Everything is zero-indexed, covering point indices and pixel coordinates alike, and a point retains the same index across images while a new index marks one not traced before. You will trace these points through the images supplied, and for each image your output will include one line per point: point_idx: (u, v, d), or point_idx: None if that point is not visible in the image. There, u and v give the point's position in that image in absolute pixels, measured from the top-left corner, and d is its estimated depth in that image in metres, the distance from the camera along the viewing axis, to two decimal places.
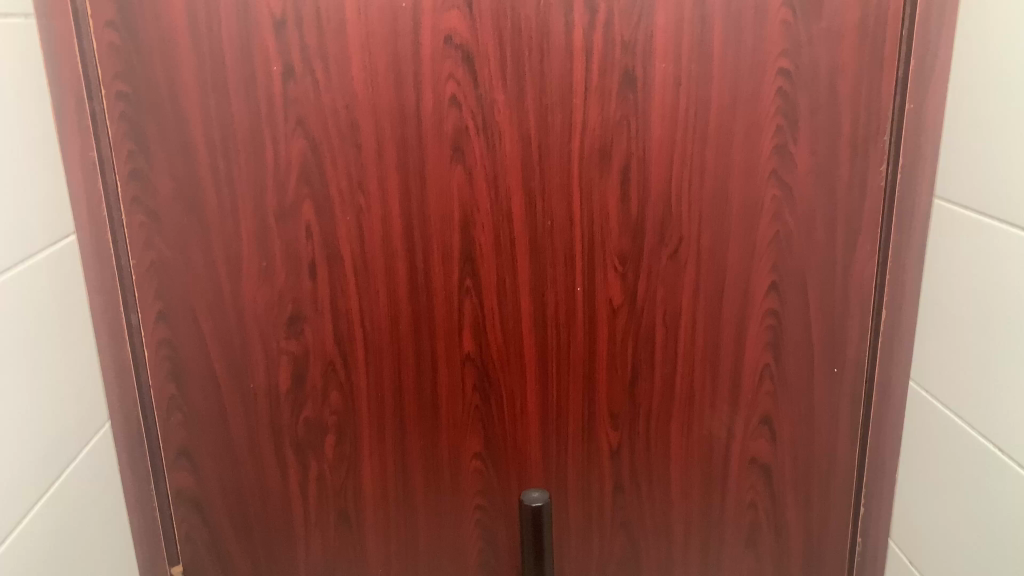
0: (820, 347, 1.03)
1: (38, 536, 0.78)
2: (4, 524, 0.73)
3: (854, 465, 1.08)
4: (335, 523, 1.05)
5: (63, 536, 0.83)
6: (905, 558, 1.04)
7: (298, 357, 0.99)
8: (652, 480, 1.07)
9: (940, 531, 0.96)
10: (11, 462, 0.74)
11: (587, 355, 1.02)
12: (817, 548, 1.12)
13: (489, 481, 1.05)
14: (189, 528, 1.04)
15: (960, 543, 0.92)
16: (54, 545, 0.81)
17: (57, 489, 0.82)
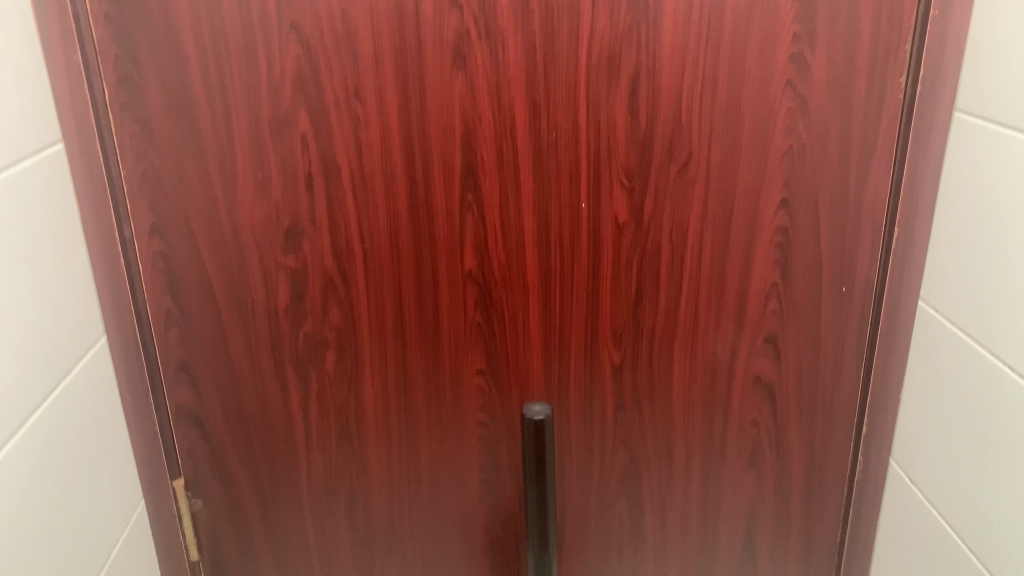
0: (829, 265, 1.01)
1: (42, 437, 0.79)
2: (8, 424, 0.73)
3: (859, 387, 1.07)
4: (336, 442, 1.05)
5: (66, 441, 0.84)
6: (907, 477, 1.04)
7: (297, 273, 0.97)
8: (654, 400, 1.06)
9: (942, 449, 0.96)
10: (14, 363, 0.75)
11: (591, 274, 0.99)
12: (818, 467, 1.12)
13: (491, 399, 1.05)
14: (190, 444, 1.04)
15: (961, 460, 0.92)
16: (57, 447, 0.82)
17: (59, 392, 0.83)
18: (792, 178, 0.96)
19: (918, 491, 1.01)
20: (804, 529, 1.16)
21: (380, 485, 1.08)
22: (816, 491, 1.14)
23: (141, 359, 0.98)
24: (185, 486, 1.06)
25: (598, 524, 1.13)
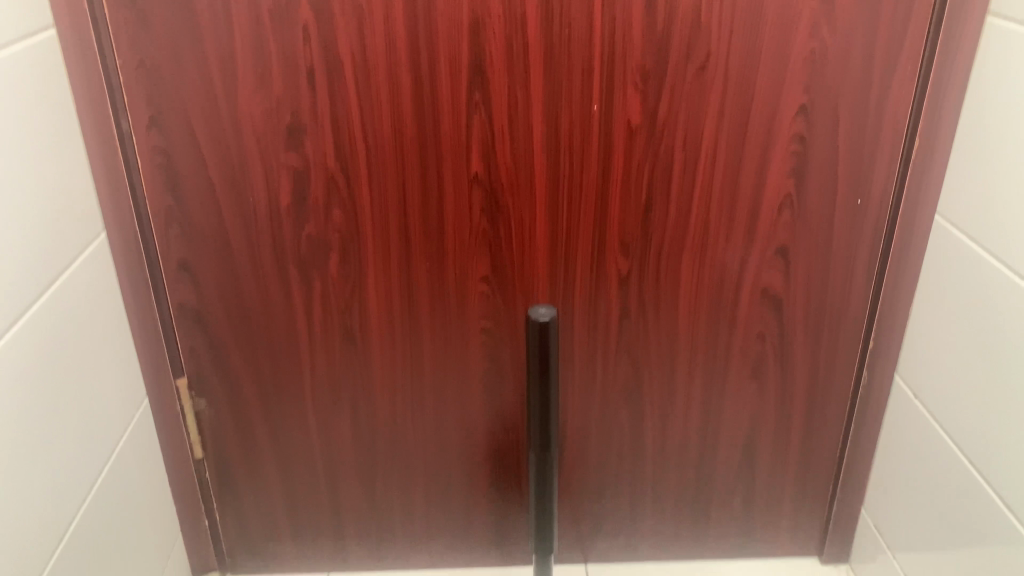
0: (845, 176, 0.98)
1: (42, 330, 0.79)
2: (8, 316, 0.73)
3: (868, 300, 1.06)
4: (340, 345, 1.05)
5: (65, 334, 0.84)
6: (917, 401, 1.04)
7: (299, 171, 0.94)
8: (660, 310, 1.05)
9: (952, 364, 0.95)
10: (15, 254, 0.74)
11: (600, 179, 0.97)
12: (822, 381, 1.12)
13: (495, 306, 1.03)
14: (193, 343, 1.04)
15: (970, 374, 0.92)
16: (57, 340, 0.82)
17: (58, 287, 0.82)
18: (813, 83, 0.93)
19: (929, 415, 1.01)
20: (804, 441, 1.17)
21: (383, 390, 1.08)
22: (819, 404, 1.14)
23: (141, 256, 0.97)
24: (188, 384, 1.07)
25: (599, 433, 1.14)
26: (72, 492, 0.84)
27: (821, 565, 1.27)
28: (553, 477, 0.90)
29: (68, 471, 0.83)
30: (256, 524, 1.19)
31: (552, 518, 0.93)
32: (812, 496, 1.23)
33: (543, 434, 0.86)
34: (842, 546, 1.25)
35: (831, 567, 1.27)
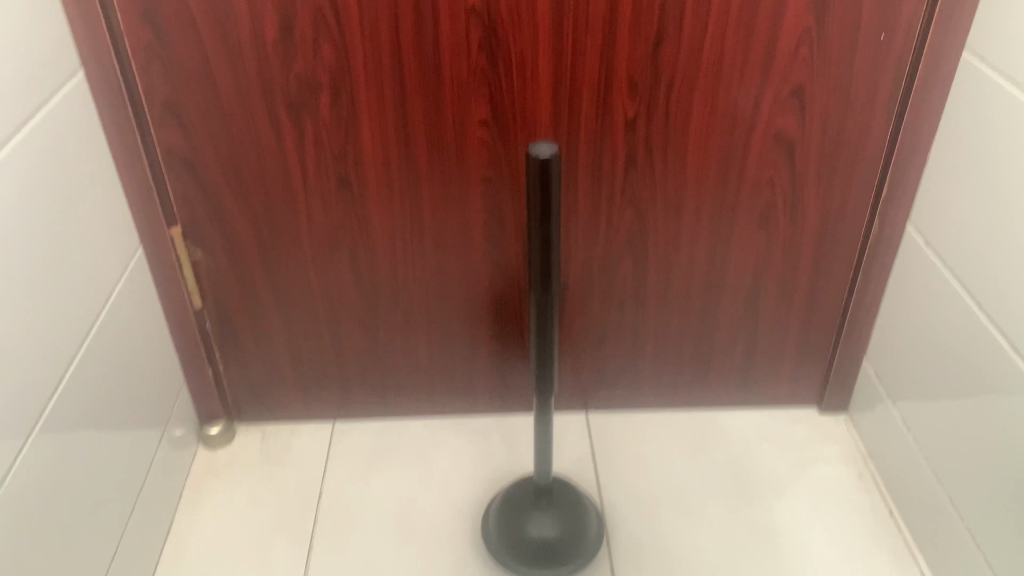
0: (871, 9, 0.91)
1: (28, 161, 0.78)
2: None
3: (886, 143, 1.01)
4: (336, 193, 1.01)
5: (51, 170, 0.82)
6: (933, 254, 1.02)
7: (284, 4, 0.87)
8: (668, 155, 1.01)
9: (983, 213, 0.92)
10: None
11: (608, 11, 0.89)
12: (832, 229, 1.09)
13: (496, 152, 0.98)
14: (185, 189, 1.00)
15: (999, 222, 0.89)
16: (45, 173, 0.81)
17: (43, 118, 0.80)
18: None
19: (945, 269, 1.00)
20: (809, 291, 1.16)
21: (382, 239, 1.06)
22: (827, 253, 1.12)
23: (124, 98, 0.92)
24: (183, 234, 1.04)
25: (602, 282, 1.12)
26: (67, 336, 0.84)
27: (820, 414, 1.29)
28: (554, 323, 0.89)
29: (60, 317, 0.83)
30: (260, 374, 1.20)
31: (554, 365, 0.93)
32: (815, 348, 1.23)
33: (544, 279, 0.84)
34: (843, 395, 1.26)
35: (829, 415, 1.29)
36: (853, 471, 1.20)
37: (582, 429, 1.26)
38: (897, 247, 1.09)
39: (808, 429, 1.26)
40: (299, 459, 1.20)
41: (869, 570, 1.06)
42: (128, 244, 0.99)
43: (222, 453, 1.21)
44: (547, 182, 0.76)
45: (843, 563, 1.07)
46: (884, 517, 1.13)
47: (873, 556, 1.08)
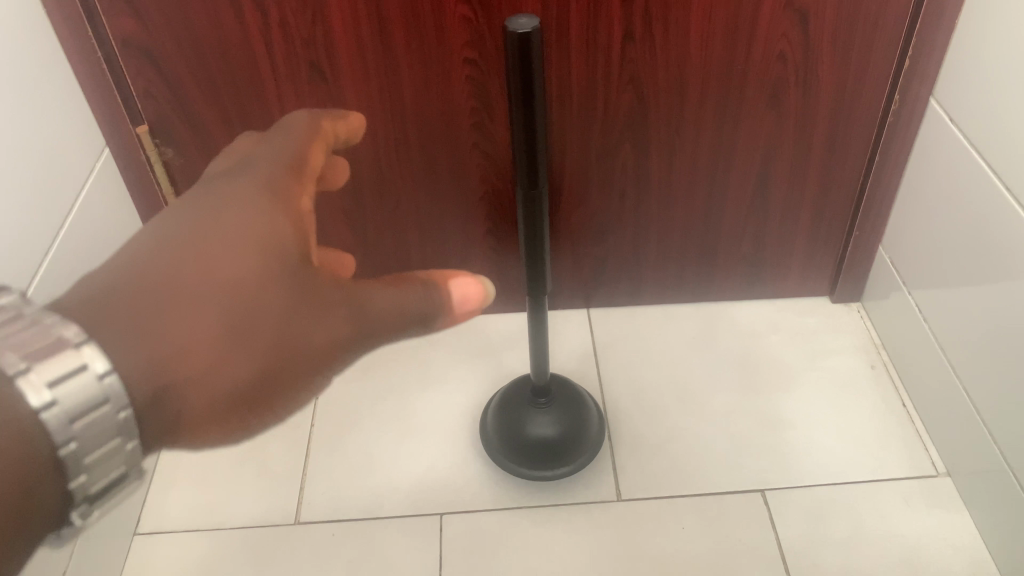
0: None
1: None
2: None
3: (911, 9, 0.92)
4: (309, 80, 0.94)
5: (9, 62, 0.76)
6: (958, 131, 0.94)
7: None
8: (669, 28, 0.92)
9: (1012, 87, 0.83)
10: None
11: None
12: (849, 107, 1.01)
13: (479, 31, 0.90)
14: (147, 84, 0.93)
15: None
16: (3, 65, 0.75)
17: None
18: None
19: (971, 147, 0.92)
20: (823, 174, 1.08)
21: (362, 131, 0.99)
22: (841, 133, 1.04)
23: None
24: (150, 131, 0.98)
25: (600, 172, 1.06)
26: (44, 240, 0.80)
27: (832, 304, 1.24)
28: (545, 220, 0.83)
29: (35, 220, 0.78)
30: None
31: (546, 262, 0.88)
32: (828, 236, 1.16)
33: (530, 171, 0.78)
34: (856, 283, 1.21)
35: (841, 304, 1.24)
36: (866, 361, 1.16)
37: (583, 324, 1.22)
38: (919, 123, 1.01)
39: (820, 319, 1.22)
40: None
41: (878, 461, 1.04)
42: (92, 143, 0.93)
43: None
44: (529, 61, 0.69)
45: (850, 454, 1.04)
46: (897, 408, 1.10)
47: (884, 448, 1.05)
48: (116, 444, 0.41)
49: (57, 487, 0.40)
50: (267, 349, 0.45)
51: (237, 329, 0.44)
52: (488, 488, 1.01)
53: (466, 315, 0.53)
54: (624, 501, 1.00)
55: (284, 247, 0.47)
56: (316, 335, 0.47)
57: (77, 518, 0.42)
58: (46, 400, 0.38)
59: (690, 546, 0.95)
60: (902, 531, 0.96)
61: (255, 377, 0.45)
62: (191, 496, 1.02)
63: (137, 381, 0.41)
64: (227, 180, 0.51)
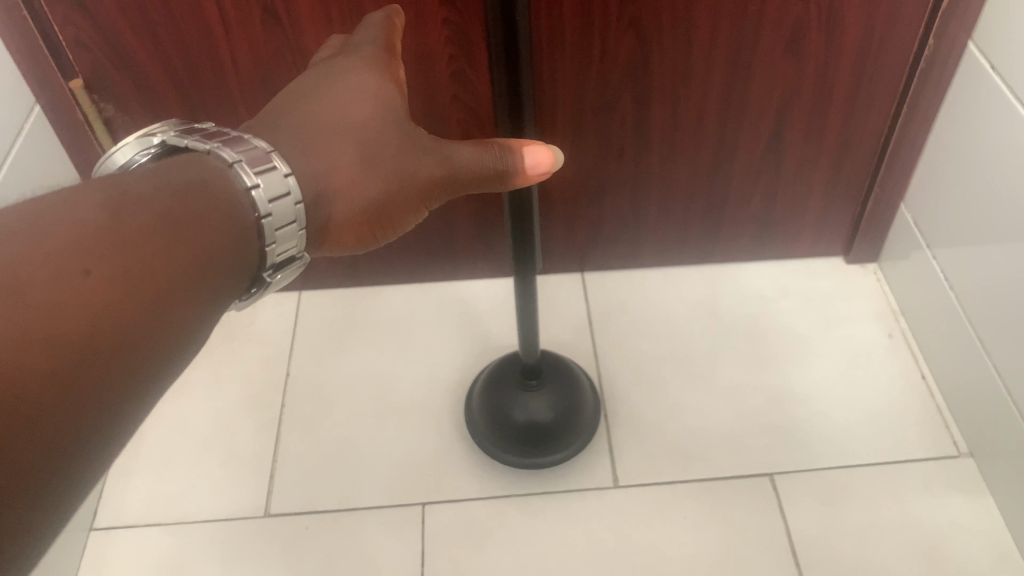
0: None
1: None
2: None
3: None
4: (263, 26, 0.82)
5: None
6: (999, 79, 0.83)
7: None
8: None
9: None
10: None
11: None
12: (877, 52, 0.89)
13: None
14: (77, 32, 0.81)
15: None
16: None
17: None
18: None
19: (1014, 99, 0.81)
20: (843, 126, 0.98)
21: None
22: (867, 82, 0.92)
23: None
24: (87, 86, 0.86)
25: (597, 125, 0.95)
26: None
27: (846, 265, 1.15)
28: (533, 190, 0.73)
29: None
30: None
31: (535, 238, 0.78)
32: (845, 194, 1.06)
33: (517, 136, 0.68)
34: (873, 244, 1.12)
35: (857, 265, 1.15)
36: (883, 329, 1.07)
37: (577, 290, 1.13)
38: (953, 70, 0.90)
39: (833, 282, 1.13)
40: (264, 333, 1.09)
41: (895, 439, 0.96)
42: (16, 101, 0.82)
43: None
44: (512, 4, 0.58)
45: (865, 431, 0.97)
46: (915, 380, 1.02)
47: (901, 425, 0.97)
48: (293, 228, 0.49)
49: (257, 249, 0.47)
50: (389, 172, 0.54)
51: (364, 158, 0.53)
52: (474, 473, 0.94)
53: (537, 176, 0.57)
54: (621, 488, 0.92)
55: (398, 101, 0.56)
56: (420, 171, 0.55)
57: (270, 280, 0.50)
58: (250, 182, 0.46)
59: (692, 539, 0.88)
60: (922, 519, 0.89)
61: (378, 197, 0.54)
62: (152, 486, 0.94)
63: (305, 185, 0.51)
64: (338, 56, 0.59)
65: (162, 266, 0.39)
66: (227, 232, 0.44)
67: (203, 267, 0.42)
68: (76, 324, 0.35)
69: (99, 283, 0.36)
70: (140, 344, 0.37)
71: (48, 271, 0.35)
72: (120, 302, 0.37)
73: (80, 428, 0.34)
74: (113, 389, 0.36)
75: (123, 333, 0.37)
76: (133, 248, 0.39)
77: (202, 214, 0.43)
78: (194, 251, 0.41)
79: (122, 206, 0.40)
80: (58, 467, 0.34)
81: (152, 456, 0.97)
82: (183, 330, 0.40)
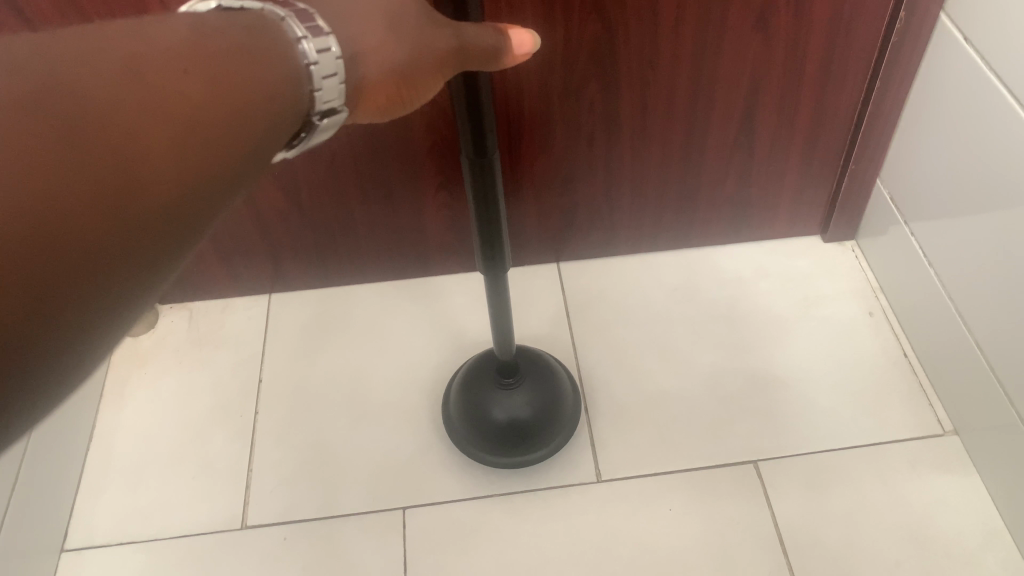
0: None
1: None
2: None
3: None
4: None
5: None
6: (972, 51, 0.82)
7: None
8: None
9: None
10: None
11: None
12: (847, 27, 0.87)
13: None
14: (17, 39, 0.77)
15: None
16: None
17: None
18: None
19: (988, 71, 0.80)
20: (816, 103, 0.96)
21: None
22: (838, 58, 0.90)
23: None
24: None
25: (565, 112, 0.92)
26: None
27: (825, 243, 1.13)
28: (498, 188, 0.70)
29: None
30: None
31: (504, 241, 0.76)
32: (820, 172, 1.05)
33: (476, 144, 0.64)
34: (851, 221, 1.10)
35: (835, 244, 1.13)
36: (862, 307, 1.06)
37: (553, 281, 1.11)
38: (925, 41, 0.88)
39: (812, 261, 1.11)
40: (234, 339, 1.06)
41: (880, 419, 0.95)
42: None
43: (145, 341, 1.06)
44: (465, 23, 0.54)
45: (849, 412, 0.96)
46: (897, 359, 1.01)
47: (886, 403, 0.96)
48: (336, 82, 0.44)
49: (304, 96, 0.43)
50: (417, 36, 0.49)
51: (389, 22, 0.49)
52: (455, 474, 0.92)
53: (522, 58, 0.54)
54: (604, 481, 0.91)
55: None
56: (443, 34, 0.50)
57: (320, 124, 0.45)
58: (300, 34, 0.42)
59: (678, 531, 0.87)
60: (909, 500, 0.88)
61: (404, 62, 0.49)
62: (125, 501, 0.92)
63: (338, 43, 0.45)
64: None
65: (202, 101, 0.35)
66: (272, 81, 0.40)
67: (243, 113, 0.38)
68: (109, 149, 0.31)
69: (133, 107, 0.33)
70: (177, 184, 0.34)
71: (80, 86, 0.31)
72: (156, 132, 0.33)
73: (119, 253, 0.31)
74: (151, 227, 0.32)
75: (170, 161, 0.33)
76: (170, 77, 0.35)
77: (244, 58, 0.39)
78: (232, 96, 0.37)
79: (161, 35, 0.36)
80: (88, 304, 0.31)
81: (123, 470, 0.94)
82: (224, 176, 0.36)
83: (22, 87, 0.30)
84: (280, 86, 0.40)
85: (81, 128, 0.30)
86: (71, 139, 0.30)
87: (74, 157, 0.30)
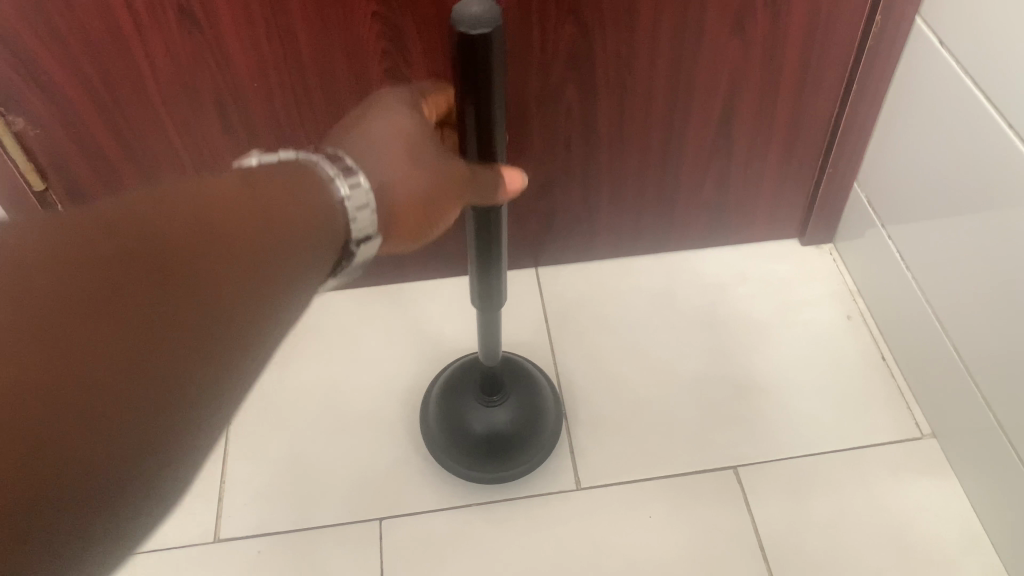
0: None
1: None
2: None
3: None
4: (180, 27, 0.76)
5: None
6: (948, 55, 0.82)
7: None
8: None
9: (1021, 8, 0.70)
10: None
11: None
12: (825, 30, 0.87)
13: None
14: None
15: None
16: None
17: None
18: None
19: (963, 75, 0.80)
20: (794, 106, 0.95)
21: (250, 78, 0.82)
22: (816, 61, 0.90)
23: None
24: None
25: (543, 117, 0.91)
26: None
27: (803, 247, 1.13)
28: (499, 217, 0.67)
29: None
30: None
31: (499, 262, 0.72)
32: (798, 176, 1.04)
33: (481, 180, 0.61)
34: (829, 225, 1.10)
35: (813, 248, 1.13)
36: (841, 311, 1.06)
37: (531, 287, 1.10)
38: (901, 44, 0.88)
39: (791, 265, 1.11)
40: None
41: (860, 423, 0.95)
42: None
43: None
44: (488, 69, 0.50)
45: (829, 417, 0.96)
46: (876, 363, 1.00)
47: (865, 408, 0.96)
48: (368, 213, 0.48)
49: (340, 224, 0.47)
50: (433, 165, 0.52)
51: (410, 154, 0.52)
52: (432, 484, 0.90)
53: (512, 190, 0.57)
54: (583, 490, 0.90)
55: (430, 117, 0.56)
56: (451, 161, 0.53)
57: (356, 251, 0.49)
58: (332, 173, 0.47)
59: (658, 539, 0.86)
60: (888, 505, 0.88)
61: (423, 185, 0.51)
62: None
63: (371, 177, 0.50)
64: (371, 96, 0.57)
65: (259, 236, 0.40)
66: (308, 210, 0.44)
67: (290, 232, 0.42)
68: (170, 273, 0.34)
69: (190, 236, 0.36)
70: (237, 299, 0.37)
71: (150, 219, 0.36)
72: (217, 256, 0.37)
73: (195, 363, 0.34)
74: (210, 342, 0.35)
75: (231, 278, 0.37)
76: (219, 211, 0.38)
77: (284, 192, 0.43)
78: (279, 221, 0.41)
79: (220, 180, 0.41)
80: (170, 416, 0.34)
81: None
82: (275, 293, 0.39)
83: (93, 226, 0.34)
84: (317, 213, 0.45)
85: (144, 255, 0.34)
86: (147, 265, 0.34)
87: (147, 279, 0.34)
